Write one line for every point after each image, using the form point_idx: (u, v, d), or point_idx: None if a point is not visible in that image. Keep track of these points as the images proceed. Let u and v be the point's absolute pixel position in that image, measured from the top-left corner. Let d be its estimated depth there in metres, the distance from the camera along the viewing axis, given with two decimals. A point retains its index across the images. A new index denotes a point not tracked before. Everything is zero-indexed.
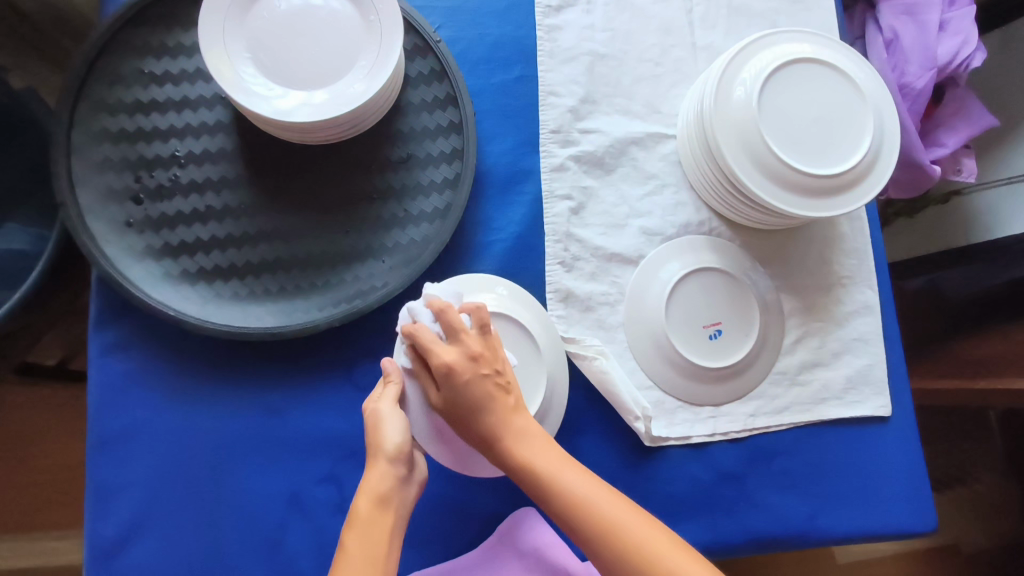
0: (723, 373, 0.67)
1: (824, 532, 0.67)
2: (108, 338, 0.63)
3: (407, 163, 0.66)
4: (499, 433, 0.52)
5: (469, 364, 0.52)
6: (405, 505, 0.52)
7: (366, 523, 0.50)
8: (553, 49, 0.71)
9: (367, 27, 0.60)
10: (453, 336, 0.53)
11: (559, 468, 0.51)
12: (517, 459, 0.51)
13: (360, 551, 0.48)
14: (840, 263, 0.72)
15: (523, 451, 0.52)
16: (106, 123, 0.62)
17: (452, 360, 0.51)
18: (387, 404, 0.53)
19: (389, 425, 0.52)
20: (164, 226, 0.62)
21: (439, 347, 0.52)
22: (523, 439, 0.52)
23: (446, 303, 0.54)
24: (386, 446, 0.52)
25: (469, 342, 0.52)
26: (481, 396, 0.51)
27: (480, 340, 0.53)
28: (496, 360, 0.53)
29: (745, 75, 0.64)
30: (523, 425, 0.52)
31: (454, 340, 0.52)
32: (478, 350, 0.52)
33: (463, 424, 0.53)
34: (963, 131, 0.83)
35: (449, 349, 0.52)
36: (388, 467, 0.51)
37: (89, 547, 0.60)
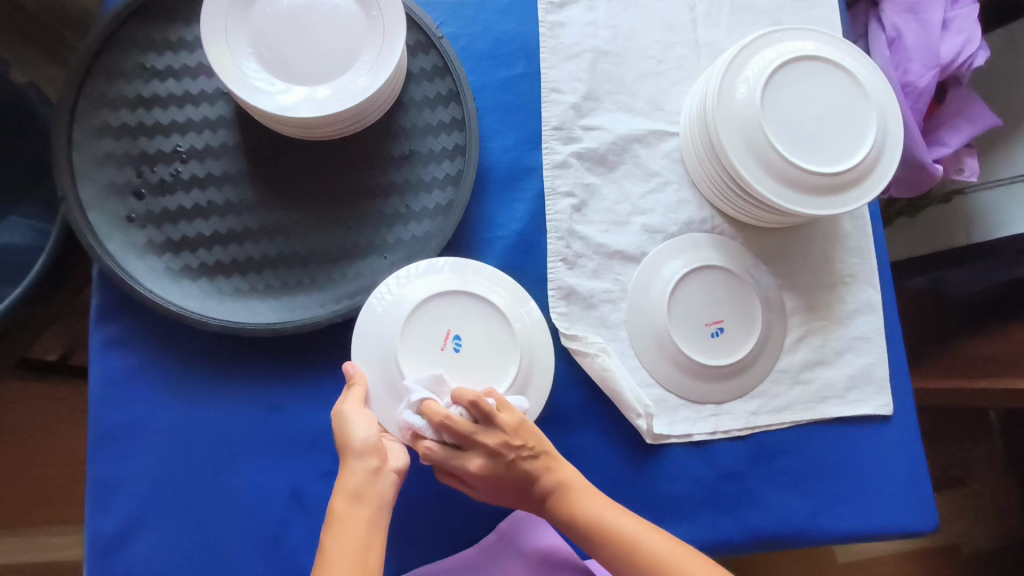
0: (725, 371, 0.67)
1: (826, 530, 0.67)
2: (109, 332, 0.62)
3: (410, 159, 0.66)
4: (546, 495, 0.57)
5: (495, 461, 0.54)
6: (383, 497, 0.51)
7: (343, 520, 0.49)
8: (555, 46, 0.71)
9: (369, 23, 0.59)
10: (466, 441, 0.53)
11: (597, 509, 0.56)
12: (563, 512, 0.56)
13: (340, 549, 0.48)
14: (843, 262, 0.72)
15: (570, 504, 0.56)
16: (108, 118, 0.62)
17: (479, 467, 0.54)
18: (350, 404, 0.54)
19: (354, 423, 0.52)
20: (165, 221, 0.62)
21: (462, 460, 0.54)
22: (562, 492, 0.56)
23: (441, 411, 0.52)
24: (352, 443, 0.51)
25: (482, 443, 0.53)
26: (520, 478, 0.55)
27: (491, 432, 0.54)
28: (516, 440, 0.54)
29: (749, 72, 0.64)
30: (564, 478, 0.57)
31: (468, 442, 0.53)
32: (496, 445, 0.54)
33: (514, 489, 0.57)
34: (966, 130, 0.83)
35: (472, 458, 0.54)
36: (359, 462, 0.51)
37: (90, 542, 0.60)
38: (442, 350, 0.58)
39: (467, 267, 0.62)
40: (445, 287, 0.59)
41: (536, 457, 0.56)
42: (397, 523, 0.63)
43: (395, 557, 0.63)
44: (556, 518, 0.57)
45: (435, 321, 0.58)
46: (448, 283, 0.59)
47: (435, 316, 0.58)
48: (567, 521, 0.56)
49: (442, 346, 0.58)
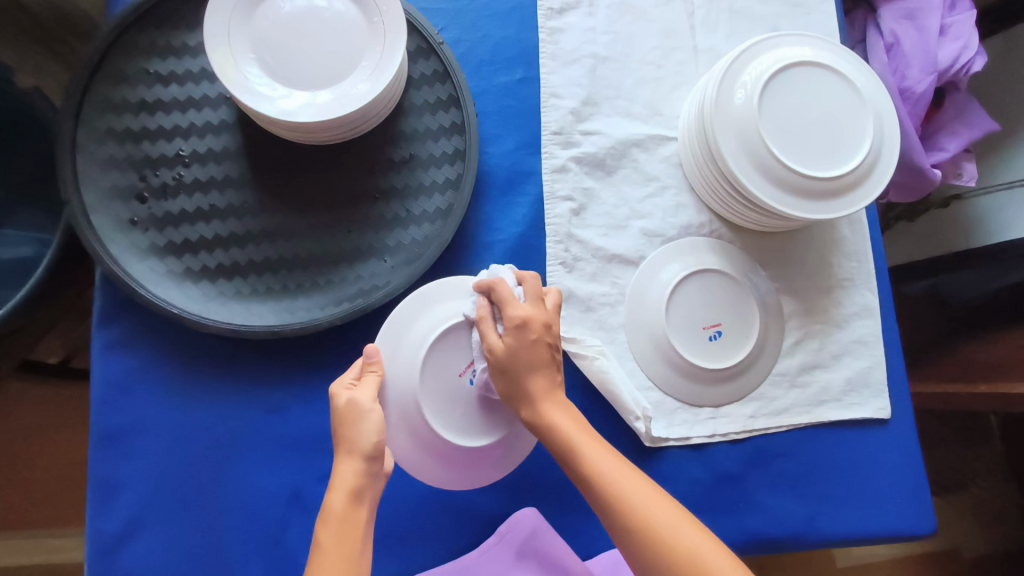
0: (722, 374, 0.67)
1: (823, 533, 0.67)
2: (111, 334, 0.63)
3: (410, 163, 0.66)
4: (540, 396, 0.54)
5: (543, 328, 0.54)
6: (376, 497, 0.50)
7: (341, 519, 0.47)
8: (555, 51, 0.72)
9: (371, 29, 0.60)
10: (533, 299, 0.56)
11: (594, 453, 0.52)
12: (553, 428, 0.53)
13: (335, 547, 0.46)
14: (840, 265, 0.72)
15: (557, 420, 0.53)
16: (111, 122, 0.63)
17: (530, 315, 0.54)
18: (364, 396, 0.52)
19: (365, 420, 0.50)
20: (168, 224, 0.63)
21: (520, 302, 0.54)
22: (560, 409, 0.54)
23: (534, 274, 0.57)
24: (360, 443, 0.49)
25: (546, 310, 0.56)
26: (540, 360, 0.54)
27: (553, 315, 0.57)
28: (559, 337, 0.57)
29: (746, 78, 0.64)
30: (557, 393, 0.55)
31: (533, 301, 0.55)
32: (552, 322, 0.56)
33: (507, 377, 0.53)
34: (964, 135, 0.84)
35: (528, 308, 0.55)
36: (363, 463, 0.49)
37: (89, 542, 0.60)
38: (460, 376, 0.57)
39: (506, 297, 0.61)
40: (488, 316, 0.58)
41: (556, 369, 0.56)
42: (397, 522, 0.64)
43: (395, 557, 0.63)
44: (534, 427, 0.54)
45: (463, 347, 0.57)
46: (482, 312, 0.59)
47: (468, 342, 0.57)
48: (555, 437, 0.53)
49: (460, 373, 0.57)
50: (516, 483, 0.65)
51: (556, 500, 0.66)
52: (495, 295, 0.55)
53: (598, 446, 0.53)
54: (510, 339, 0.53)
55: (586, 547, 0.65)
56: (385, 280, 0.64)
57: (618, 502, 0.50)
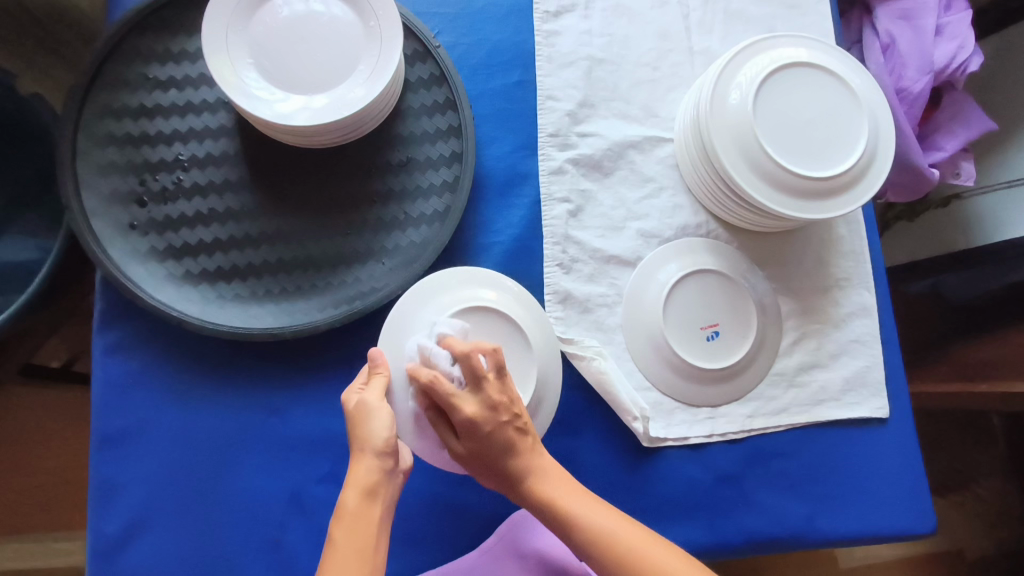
0: (720, 374, 0.67)
1: (822, 533, 0.67)
2: (111, 338, 0.63)
3: (407, 165, 0.67)
4: (524, 475, 0.53)
5: (490, 414, 0.51)
6: (391, 496, 0.50)
7: (354, 517, 0.48)
8: (551, 54, 0.72)
9: (367, 33, 0.61)
10: (471, 380, 0.51)
11: (579, 504, 0.52)
12: (543, 499, 0.52)
13: (348, 545, 0.47)
14: (837, 265, 0.73)
15: (545, 490, 0.52)
16: (111, 127, 0.64)
17: (473, 412, 0.50)
18: (373, 396, 0.53)
19: (377, 418, 0.51)
20: (168, 228, 0.63)
21: (458, 399, 0.51)
22: (548, 478, 0.53)
23: (466, 346, 0.51)
24: (372, 439, 0.50)
25: (490, 392, 0.51)
26: (504, 446, 0.52)
27: (500, 387, 0.52)
28: (515, 403, 0.52)
29: (740, 79, 0.65)
30: (539, 458, 0.53)
31: (473, 387, 0.51)
32: (499, 399, 0.51)
33: (485, 464, 0.53)
34: (961, 135, 0.84)
35: (469, 400, 0.51)
36: (377, 460, 0.50)
37: (91, 545, 0.60)
38: None
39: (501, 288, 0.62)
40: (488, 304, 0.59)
41: (525, 434, 0.53)
42: (396, 524, 0.64)
43: (394, 559, 0.63)
44: (526, 503, 0.53)
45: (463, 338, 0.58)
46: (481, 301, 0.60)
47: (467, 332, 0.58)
48: (545, 505, 0.52)
49: None
50: None
51: None
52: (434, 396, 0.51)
53: (586, 500, 0.53)
54: (466, 441, 0.52)
55: (585, 547, 0.65)
56: (385, 282, 0.65)
57: (619, 559, 0.50)
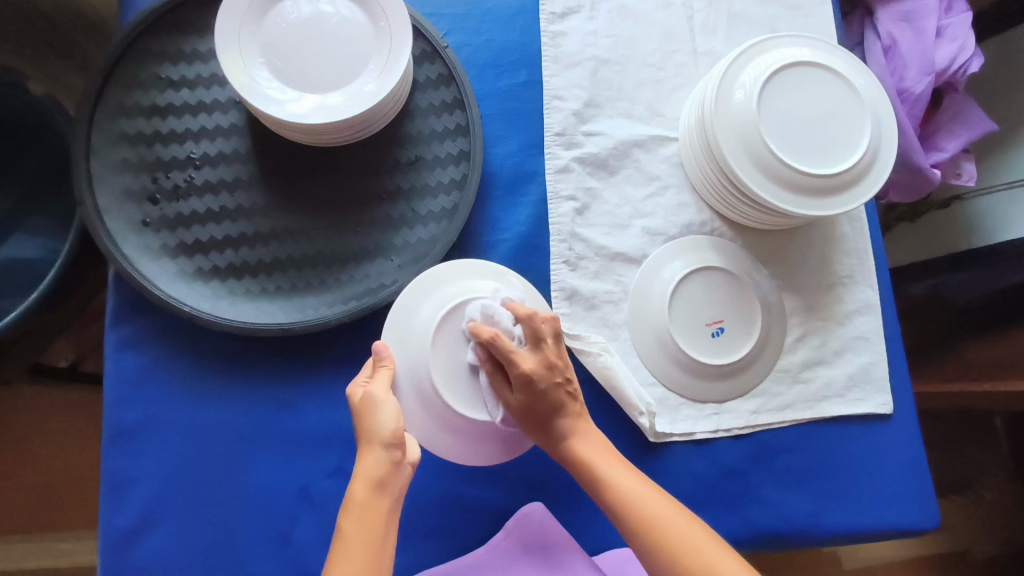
0: (725, 370, 0.68)
1: (827, 528, 0.67)
2: (123, 333, 0.64)
3: (416, 164, 0.67)
4: (570, 433, 0.55)
5: (547, 373, 0.54)
6: (401, 489, 0.51)
7: (364, 508, 0.48)
8: (557, 55, 0.73)
9: (377, 33, 0.62)
10: (532, 341, 0.54)
11: (609, 470, 0.54)
12: (581, 461, 0.55)
13: (358, 537, 0.47)
14: (841, 262, 0.73)
15: (586, 451, 0.55)
16: (124, 126, 0.64)
17: (532, 368, 0.53)
18: (379, 389, 0.53)
19: (383, 410, 0.51)
20: (180, 225, 0.64)
21: (519, 355, 0.53)
22: (587, 441, 0.55)
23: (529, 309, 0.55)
24: (378, 431, 0.50)
25: (548, 352, 0.54)
26: (557, 403, 0.55)
27: (557, 351, 0.55)
28: (567, 368, 0.55)
29: (745, 78, 0.66)
30: (583, 422, 0.56)
31: (532, 345, 0.54)
32: (556, 361, 0.54)
33: (536, 421, 0.55)
34: (961, 136, 0.85)
35: (528, 357, 0.53)
36: (384, 452, 0.50)
37: (103, 538, 0.61)
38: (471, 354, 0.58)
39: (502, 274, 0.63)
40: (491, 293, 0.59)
41: (575, 397, 0.56)
42: (404, 519, 0.64)
43: (403, 552, 0.64)
44: (566, 462, 0.56)
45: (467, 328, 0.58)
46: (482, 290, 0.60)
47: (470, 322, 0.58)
48: (582, 468, 0.55)
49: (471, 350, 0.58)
50: (522, 478, 0.66)
51: (563, 496, 0.66)
52: (495, 350, 0.53)
53: (614, 465, 0.54)
54: (522, 394, 0.54)
55: (592, 542, 0.66)
56: (393, 279, 0.65)
57: (646, 523, 0.51)
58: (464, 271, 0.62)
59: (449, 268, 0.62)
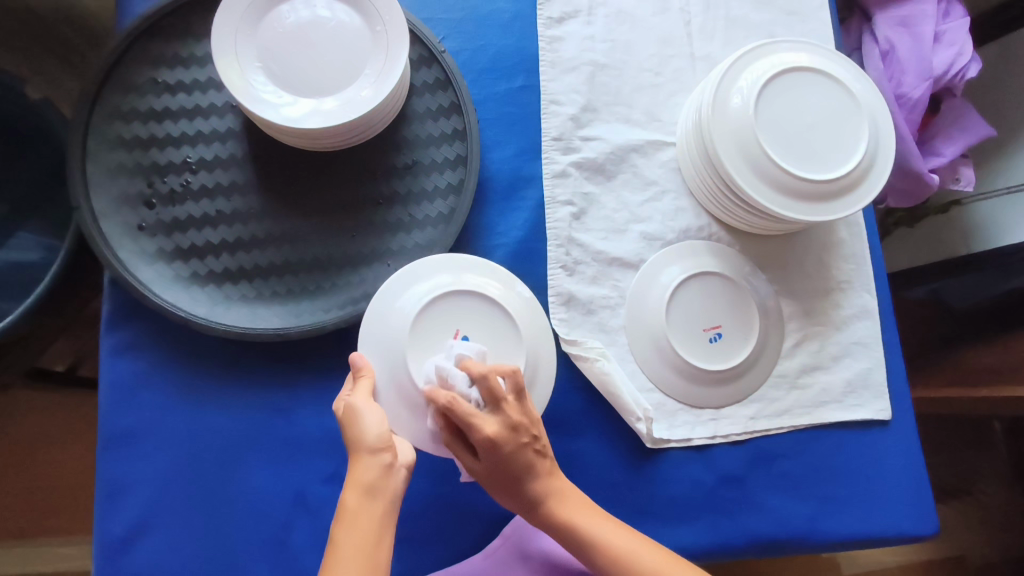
0: (723, 375, 0.67)
1: (825, 535, 0.67)
2: (119, 338, 0.64)
3: (412, 168, 0.67)
4: (541, 497, 0.54)
5: (512, 436, 0.51)
6: (397, 491, 0.50)
7: (356, 514, 0.48)
8: (555, 59, 0.73)
9: (373, 38, 0.62)
10: (493, 403, 0.51)
11: (593, 526, 0.54)
12: (557, 521, 0.54)
13: (352, 543, 0.47)
14: (839, 268, 0.73)
15: (563, 513, 0.54)
16: (121, 130, 0.64)
17: (493, 433, 0.50)
18: (361, 398, 0.53)
19: (366, 416, 0.51)
20: (176, 230, 0.64)
21: (502, 407, 0.51)
22: (563, 500, 0.55)
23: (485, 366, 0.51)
24: (365, 438, 0.50)
25: (510, 413, 0.51)
26: (524, 466, 0.52)
27: (520, 408, 0.52)
28: (534, 425, 0.53)
29: (742, 83, 0.66)
30: (553, 483, 0.55)
31: (494, 407, 0.51)
32: (519, 420, 0.52)
33: (506, 484, 0.53)
34: (960, 140, 0.85)
35: (490, 421, 0.50)
36: (372, 457, 0.50)
37: (97, 544, 0.61)
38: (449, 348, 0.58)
39: (477, 265, 0.63)
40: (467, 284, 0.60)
41: (544, 456, 0.54)
42: (400, 525, 0.64)
43: (399, 559, 0.63)
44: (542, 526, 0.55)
45: (444, 321, 0.59)
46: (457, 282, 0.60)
47: (446, 315, 0.59)
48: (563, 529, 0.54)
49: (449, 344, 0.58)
50: None
51: None
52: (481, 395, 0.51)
53: (599, 522, 0.54)
54: (489, 462, 0.52)
55: None
56: None
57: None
58: (442, 266, 0.62)
59: (422, 263, 0.62)
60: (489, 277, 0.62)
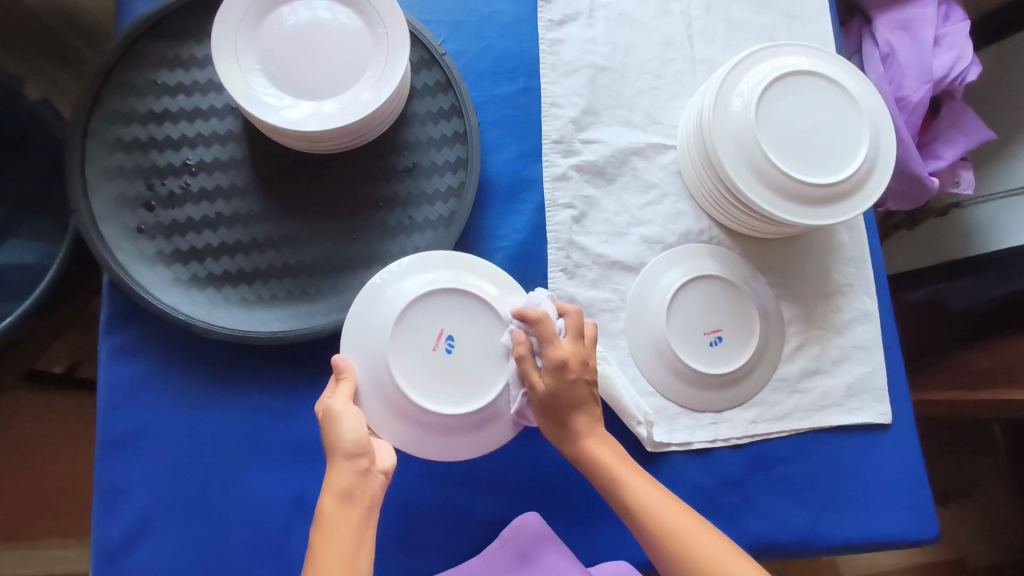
0: (724, 379, 0.67)
1: (826, 539, 0.67)
2: (118, 341, 0.64)
3: (413, 171, 0.67)
4: (583, 432, 0.56)
5: (580, 364, 0.55)
6: (373, 496, 0.50)
7: (333, 521, 0.48)
8: (555, 62, 0.73)
9: (374, 40, 0.62)
10: (575, 334, 0.56)
11: (628, 476, 0.55)
12: (593, 459, 0.56)
13: (328, 550, 0.46)
14: (839, 271, 0.73)
15: (597, 450, 0.56)
16: (120, 132, 0.64)
17: (568, 355, 0.55)
18: (339, 402, 0.53)
19: (342, 421, 0.51)
20: (175, 233, 0.64)
21: (559, 342, 0.55)
22: (601, 441, 0.57)
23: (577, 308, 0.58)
24: (341, 444, 0.50)
25: (586, 350, 0.57)
26: (579, 398, 0.56)
27: (591, 351, 0.58)
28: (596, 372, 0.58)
29: (743, 87, 0.66)
30: (598, 426, 0.57)
31: (573, 337, 0.56)
32: (590, 360, 0.57)
33: (555, 412, 0.56)
34: (960, 143, 0.84)
35: (567, 345, 0.55)
36: (348, 463, 0.50)
37: (94, 548, 0.60)
38: (433, 350, 0.57)
39: (444, 258, 0.60)
40: (449, 283, 0.58)
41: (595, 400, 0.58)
42: (400, 530, 0.64)
43: (399, 563, 0.63)
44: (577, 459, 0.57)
45: (426, 320, 0.57)
46: (435, 280, 0.58)
47: (429, 316, 0.57)
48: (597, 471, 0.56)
49: (434, 346, 0.57)
50: (519, 488, 0.65)
51: (560, 507, 0.66)
52: (537, 333, 0.55)
53: (629, 469, 0.55)
54: (548, 378, 0.54)
55: (590, 552, 0.65)
56: None
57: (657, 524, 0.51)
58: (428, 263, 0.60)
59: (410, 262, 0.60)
60: (459, 270, 0.60)
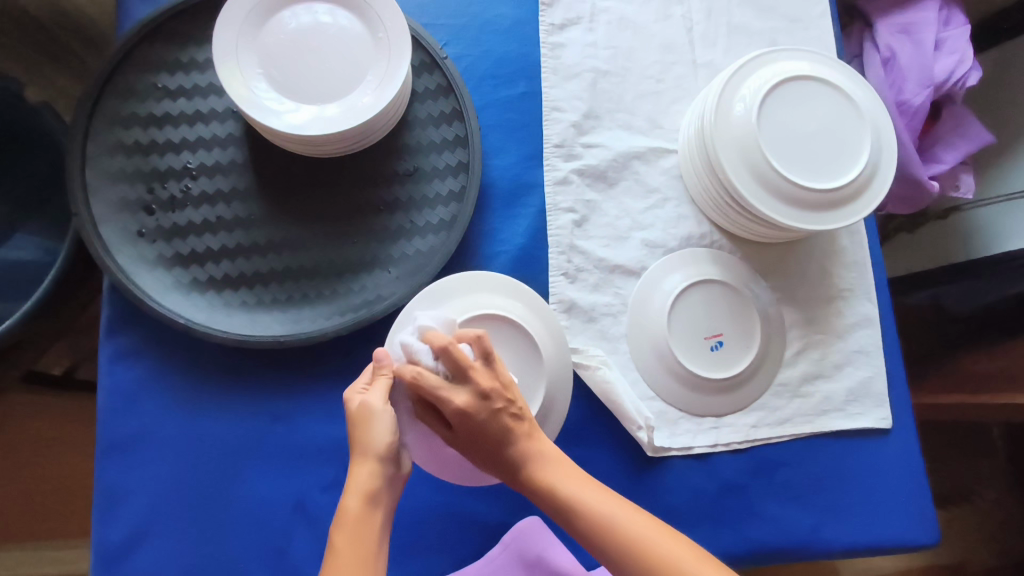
0: (725, 383, 0.67)
1: (826, 543, 0.67)
2: (119, 344, 0.63)
3: (414, 175, 0.67)
4: (518, 460, 0.51)
5: (482, 403, 0.50)
6: (390, 502, 0.50)
7: (357, 523, 0.47)
8: (557, 66, 0.73)
9: (376, 44, 0.62)
10: (460, 373, 0.50)
11: (577, 488, 0.51)
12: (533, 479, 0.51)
13: (351, 551, 0.46)
14: (840, 276, 0.73)
15: (537, 474, 0.51)
16: (121, 135, 0.64)
17: (464, 404, 0.49)
18: (377, 399, 0.51)
19: (378, 422, 0.50)
20: (175, 236, 0.64)
21: (466, 378, 0.50)
22: (540, 461, 0.51)
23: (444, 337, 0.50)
24: (374, 445, 0.50)
25: (478, 378, 0.50)
26: (500, 431, 0.50)
27: (491, 374, 0.51)
28: (507, 389, 0.51)
29: (745, 92, 0.65)
30: (535, 444, 0.52)
31: (456, 378, 0.50)
32: (491, 387, 0.50)
33: (485, 450, 0.51)
34: (961, 147, 0.85)
35: (459, 392, 0.50)
36: (377, 465, 0.49)
37: (95, 552, 0.60)
38: None
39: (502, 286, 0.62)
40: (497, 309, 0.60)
41: (522, 418, 0.52)
42: (401, 534, 0.64)
43: (399, 568, 0.63)
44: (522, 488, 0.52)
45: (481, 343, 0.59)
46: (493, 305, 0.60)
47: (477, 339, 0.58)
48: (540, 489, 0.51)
49: None
50: (519, 492, 0.65)
51: None
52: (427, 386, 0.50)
53: (576, 482, 0.51)
54: (461, 431, 0.51)
55: (590, 557, 0.65)
56: (391, 291, 0.65)
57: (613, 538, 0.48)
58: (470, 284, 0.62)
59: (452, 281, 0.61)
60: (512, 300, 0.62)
